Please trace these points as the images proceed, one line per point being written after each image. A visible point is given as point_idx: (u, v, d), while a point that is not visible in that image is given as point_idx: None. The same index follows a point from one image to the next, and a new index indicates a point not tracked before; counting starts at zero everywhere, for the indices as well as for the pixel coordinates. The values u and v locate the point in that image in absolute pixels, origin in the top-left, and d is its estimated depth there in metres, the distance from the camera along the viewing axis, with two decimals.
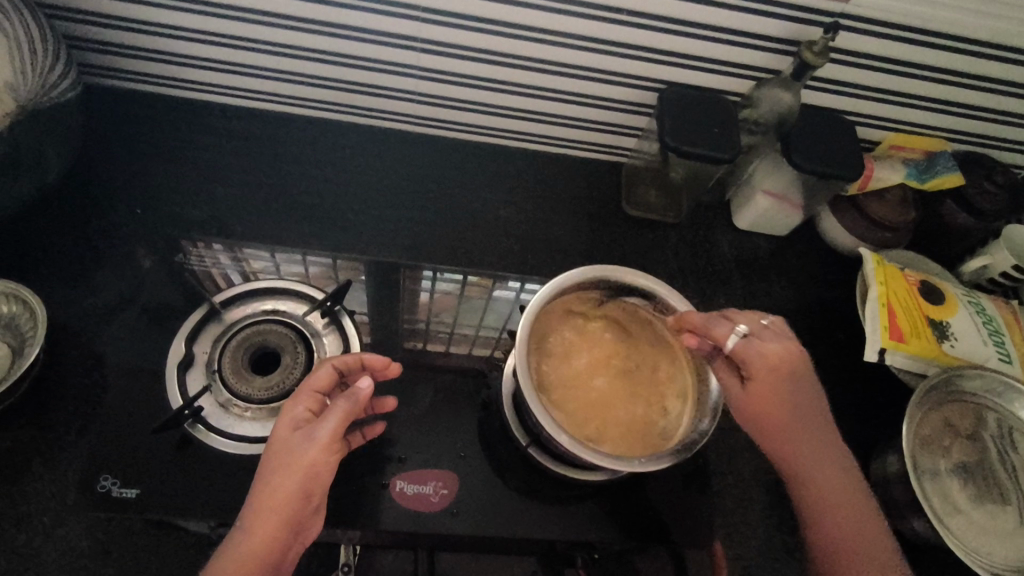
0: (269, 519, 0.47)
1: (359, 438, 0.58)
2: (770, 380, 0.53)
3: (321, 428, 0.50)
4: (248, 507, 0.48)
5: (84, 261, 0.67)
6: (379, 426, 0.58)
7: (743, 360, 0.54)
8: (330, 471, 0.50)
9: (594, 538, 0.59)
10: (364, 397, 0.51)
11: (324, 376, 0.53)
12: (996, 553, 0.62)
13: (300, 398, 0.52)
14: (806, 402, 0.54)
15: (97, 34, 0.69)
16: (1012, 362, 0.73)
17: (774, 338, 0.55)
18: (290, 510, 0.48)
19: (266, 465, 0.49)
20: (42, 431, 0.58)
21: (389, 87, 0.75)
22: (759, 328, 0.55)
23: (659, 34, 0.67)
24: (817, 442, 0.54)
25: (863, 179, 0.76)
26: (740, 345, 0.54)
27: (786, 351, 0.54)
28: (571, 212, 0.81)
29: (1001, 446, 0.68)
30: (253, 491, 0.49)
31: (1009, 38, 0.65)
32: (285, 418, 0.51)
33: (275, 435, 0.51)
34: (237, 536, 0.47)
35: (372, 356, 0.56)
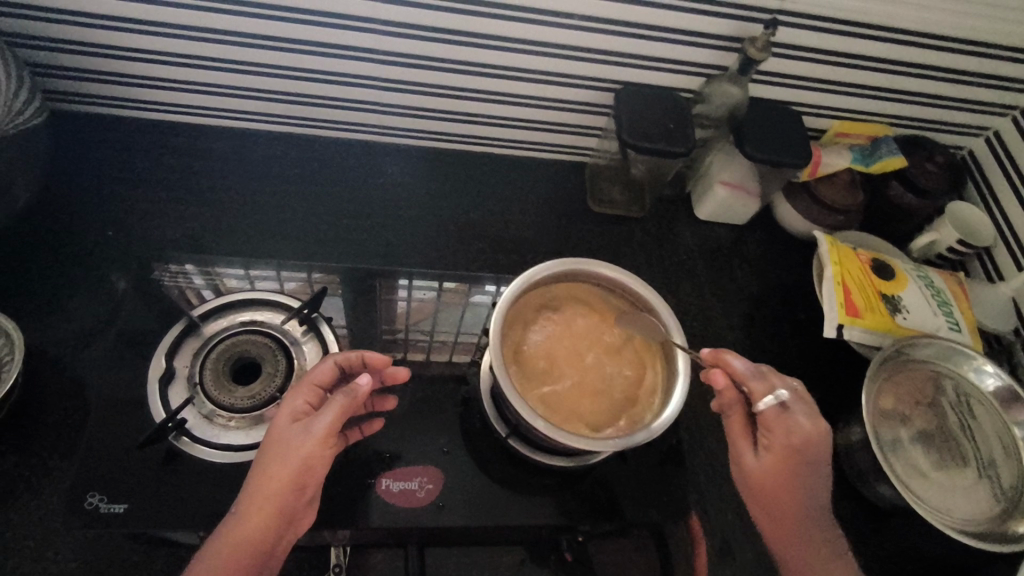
0: (262, 508, 0.48)
1: (356, 434, 0.60)
2: (787, 456, 0.55)
3: (318, 422, 0.51)
4: (244, 495, 0.50)
5: (58, 285, 0.68)
6: (376, 424, 0.60)
7: (767, 430, 0.56)
8: (325, 465, 0.51)
9: (578, 519, 0.61)
10: (363, 394, 0.52)
11: (325, 372, 0.55)
12: (956, 510, 0.66)
13: (300, 391, 0.54)
14: (814, 484, 0.56)
15: (60, 61, 0.70)
16: (961, 329, 0.77)
17: (805, 414, 0.56)
18: (283, 501, 0.49)
19: (262, 457, 0.51)
20: (26, 455, 0.58)
21: (354, 99, 0.77)
22: (796, 399, 0.57)
23: (611, 37, 0.70)
24: (812, 516, 0.56)
25: (812, 166, 0.80)
26: (771, 411, 0.56)
27: (814, 431, 0.55)
28: (540, 212, 0.84)
29: (954, 408, 0.72)
30: (249, 480, 0.50)
31: (935, 26, 0.70)
32: (285, 410, 0.53)
33: (275, 427, 0.52)
34: (231, 524, 0.49)
35: (374, 356, 0.58)
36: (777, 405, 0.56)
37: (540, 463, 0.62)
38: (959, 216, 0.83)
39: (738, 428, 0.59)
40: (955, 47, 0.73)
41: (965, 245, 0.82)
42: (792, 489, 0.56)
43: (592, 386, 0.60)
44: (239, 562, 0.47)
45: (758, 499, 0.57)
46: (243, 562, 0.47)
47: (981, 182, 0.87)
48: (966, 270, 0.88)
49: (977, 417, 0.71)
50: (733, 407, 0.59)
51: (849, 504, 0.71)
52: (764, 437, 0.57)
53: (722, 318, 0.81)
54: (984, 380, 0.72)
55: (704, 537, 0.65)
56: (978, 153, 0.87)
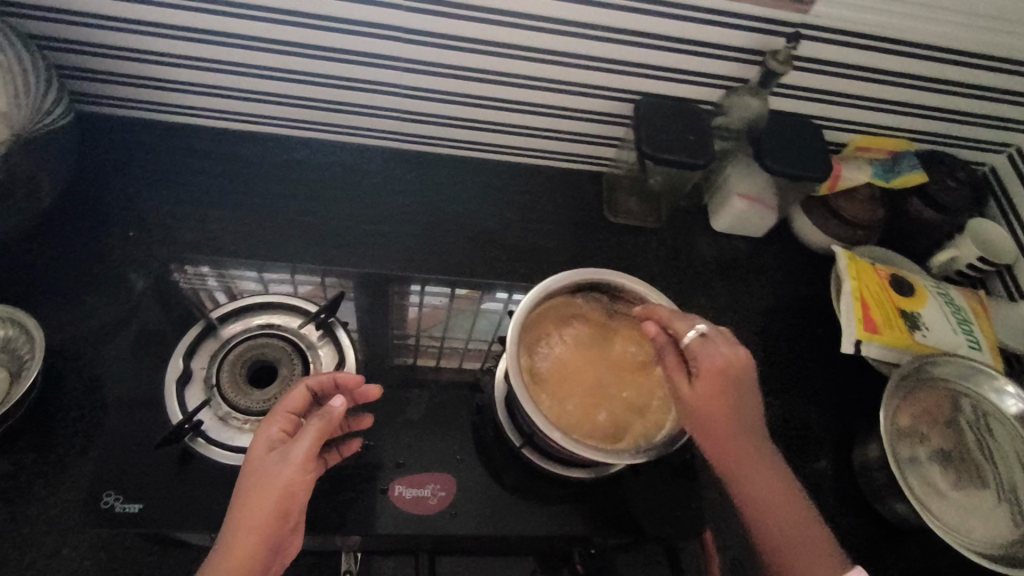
0: (247, 540, 0.47)
1: (336, 457, 0.58)
2: (718, 382, 0.53)
3: (296, 448, 0.50)
4: (225, 530, 0.48)
5: (79, 283, 0.69)
6: (355, 444, 0.58)
7: (694, 359, 0.54)
8: (307, 490, 0.50)
9: (590, 530, 0.60)
10: (338, 415, 0.52)
11: (298, 398, 0.54)
12: (974, 532, 0.65)
13: (273, 420, 0.52)
14: (748, 412, 0.54)
15: (87, 63, 0.71)
16: (981, 348, 0.76)
17: (726, 344, 0.55)
18: (267, 530, 0.48)
19: (241, 489, 0.49)
20: (44, 451, 0.59)
21: (373, 105, 0.77)
22: (715, 331, 0.55)
23: (632, 48, 0.70)
24: (753, 440, 0.54)
25: (833, 179, 0.80)
26: (694, 344, 0.55)
27: (737, 356, 0.54)
28: (555, 220, 0.83)
29: (974, 428, 0.71)
30: (229, 513, 0.48)
31: (959, 42, 0.70)
32: (260, 440, 0.52)
33: (250, 459, 0.51)
34: (214, 559, 0.47)
35: (346, 375, 0.56)
36: (699, 336, 0.55)
37: (553, 474, 0.61)
38: (980, 233, 0.83)
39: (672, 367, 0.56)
40: (979, 63, 0.72)
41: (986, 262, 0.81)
42: (727, 416, 0.53)
43: (605, 397, 0.59)
44: None
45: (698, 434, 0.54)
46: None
47: (1002, 199, 0.86)
48: (986, 287, 0.87)
49: (998, 438, 0.70)
50: (660, 350, 0.57)
51: (865, 523, 0.70)
52: (692, 368, 0.54)
53: (737, 330, 0.80)
54: (1005, 401, 0.71)
55: (717, 553, 0.64)
56: (1000, 169, 0.86)
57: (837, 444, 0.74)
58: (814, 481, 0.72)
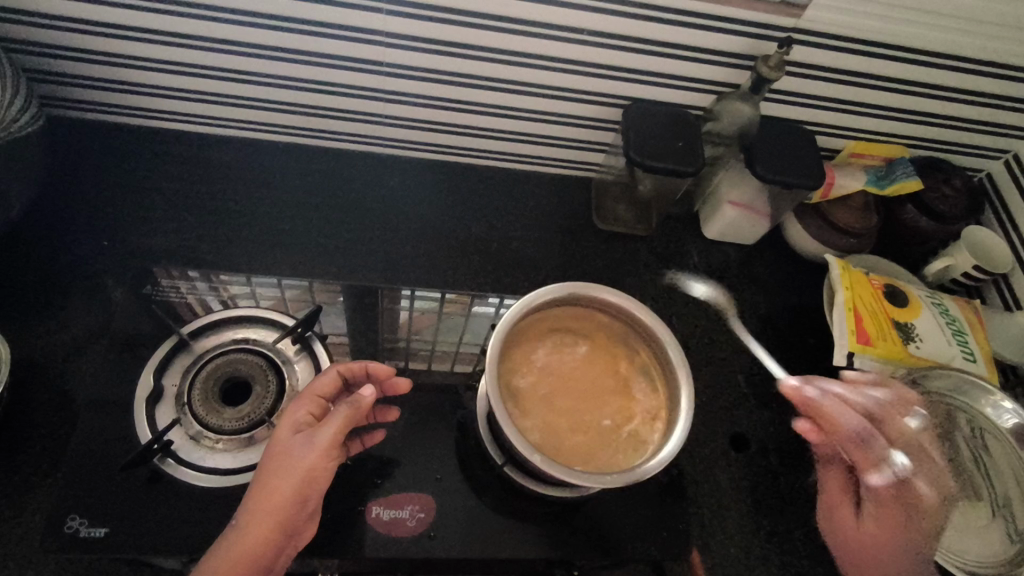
0: (264, 521, 0.48)
1: (358, 446, 0.59)
2: (878, 453, 0.63)
3: (321, 434, 0.50)
4: (244, 507, 0.49)
5: (51, 294, 0.67)
6: (379, 435, 0.59)
7: (859, 427, 0.64)
8: (326, 477, 0.50)
9: (572, 552, 0.59)
10: (366, 404, 0.52)
11: (329, 381, 0.54)
12: (964, 551, 0.64)
13: (302, 402, 0.53)
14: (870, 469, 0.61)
15: (58, 67, 0.68)
16: (976, 360, 0.75)
17: (861, 403, 0.63)
18: (286, 512, 0.49)
19: (265, 468, 0.50)
20: (8, 471, 0.57)
21: (357, 110, 0.75)
22: (848, 391, 0.64)
23: (621, 53, 0.68)
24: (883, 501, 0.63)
25: (825, 187, 0.78)
26: (831, 403, 0.62)
27: (871, 415, 0.62)
28: (544, 228, 0.82)
29: (969, 443, 0.69)
30: (253, 489, 0.49)
31: (956, 47, 0.68)
32: (287, 420, 0.52)
33: (277, 439, 0.51)
34: (230, 538, 0.48)
35: (378, 366, 0.57)
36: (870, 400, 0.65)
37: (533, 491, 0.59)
38: (976, 241, 0.81)
39: (825, 440, 0.64)
40: (977, 69, 0.70)
41: (982, 272, 0.79)
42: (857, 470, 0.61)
43: (591, 417, 0.58)
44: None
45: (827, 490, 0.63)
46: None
47: (999, 207, 0.84)
48: (982, 296, 0.86)
49: (993, 455, 0.68)
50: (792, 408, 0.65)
51: None
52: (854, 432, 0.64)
53: (728, 340, 0.78)
54: (1001, 417, 0.69)
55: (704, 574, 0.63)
56: (998, 176, 0.85)
57: None
58: None
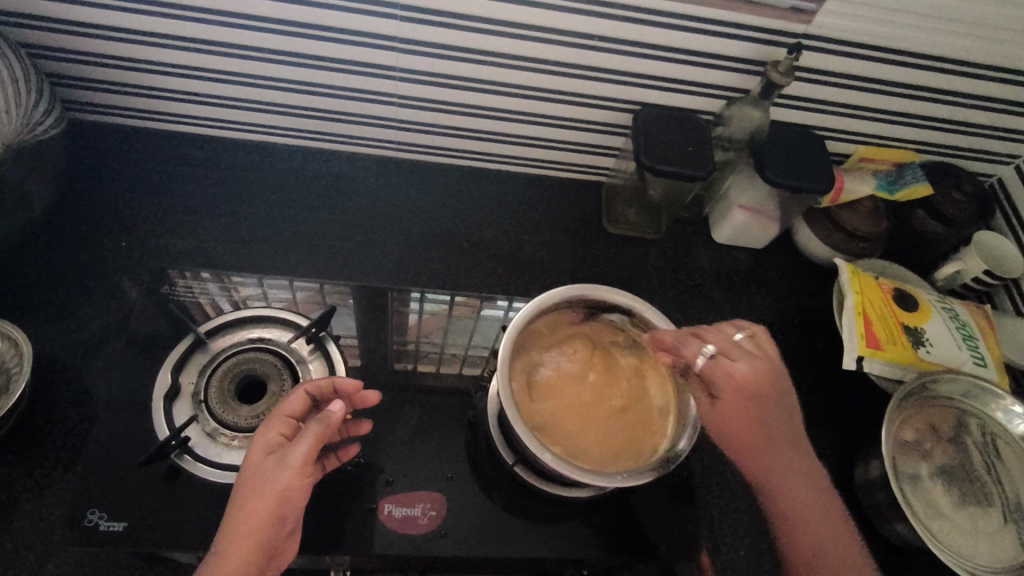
0: (243, 544, 0.47)
1: (335, 463, 0.58)
2: (741, 400, 0.55)
3: (294, 452, 0.50)
4: (222, 533, 0.48)
5: (70, 293, 0.68)
6: (353, 450, 0.58)
7: (711, 380, 0.56)
8: (303, 495, 0.50)
9: (582, 551, 0.59)
10: (336, 420, 0.52)
11: (297, 402, 0.54)
12: (979, 555, 0.63)
13: (272, 424, 0.53)
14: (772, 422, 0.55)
15: (80, 71, 0.70)
16: (987, 364, 0.75)
17: (746, 358, 0.55)
18: (264, 535, 0.48)
19: (239, 493, 0.49)
20: (29, 466, 0.58)
21: (369, 114, 0.76)
22: (730, 347, 0.56)
23: (631, 58, 0.69)
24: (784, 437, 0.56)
25: (835, 192, 0.78)
26: (708, 366, 0.55)
27: (755, 372, 0.55)
28: (554, 231, 0.82)
29: (980, 447, 0.69)
30: (228, 516, 0.49)
31: (966, 52, 0.68)
32: (257, 445, 0.52)
33: (249, 464, 0.51)
34: (210, 565, 0.46)
35: (345, 381, 0.57)
36: (710, 359, 0.56)
37: (544, 491, 0.60)
38: (987, 246, 0.81)
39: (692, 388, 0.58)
40: (987, 74, 0.71)
41: (993, 276, 0.79)
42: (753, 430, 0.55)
43: (600, 418, 0.58)
44: None
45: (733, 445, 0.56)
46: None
47: (1010, 212, 0.84)
48: (992, 301, 0.86)
49: (1004, 459, 0.68)
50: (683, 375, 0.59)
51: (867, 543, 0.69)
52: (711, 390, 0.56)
53: None
54: (1012, 421, 0.69)
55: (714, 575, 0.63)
56: (1008, 181, 0.85)
57: (838, 462, 0.73)
58: None
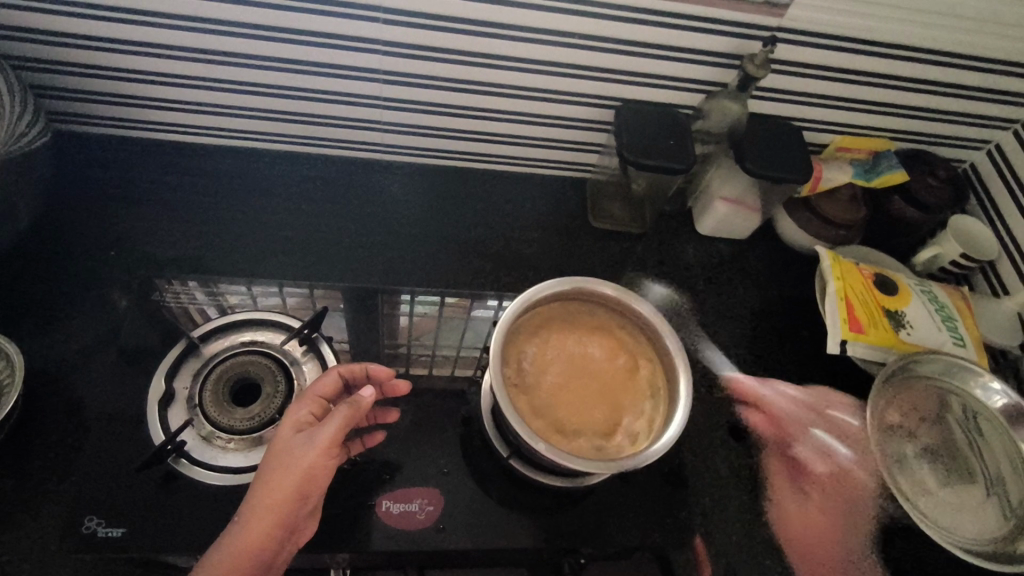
0: (265, 516, 0.48)
1: (358, 446, 0.60)
2: None
3: (322, 432, 0.51)
4: (246, 503, 0.49)
5: (59, 304, 0.68)
6: (380, 435, 0.61)
7: None
8: (327, 474, 0.51)
9: (579, 541, 0.60)
10: (366, 404, 0.53)
11: (330, 383, 0.57)
12: (964, 529, 0.65)
13: (304, 402, 0.54)
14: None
15: (63, 82, 0.70)
16: (966, 345, 0.76)
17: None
18: (286, 509, 0.49)
19: (265, 466, 0.50)
20: (24, 476, 0.58)
21: (354, 117, 0.77)
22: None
23: (611, 55, 0.70)
24: None
25: (813, 181, 0.80)
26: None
27: None
28: (540, 228, 0.83)
29: (962, 424, 0.71)
30: (253, 486, 0.50)
31: (934, 41, 0.70)
32: (288, 421, 0.53)
33: (278, 438, 0.52)
34: (232, 532, 0.48)
35: (377, 367, 0.60)
36: None
37: (539, 483, 0.61)
38: (962, 230, 0.83)
39: None
40: (956, 62, 0.73)
41: (969, 259, 0.81)
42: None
43: (593, 407, 0.60)
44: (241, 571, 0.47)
45: None
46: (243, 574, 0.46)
47: (984, 196, 0.86)
48: (970, 283, 0.88)
49: (985, 434, 0.70)
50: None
51: None
52: None
53: (724, 333, 0.80)
54: (990, 397, 0.71)
55: (709, 561, 0.64)
56: (980, 166, 0.87)
57: None
58: None
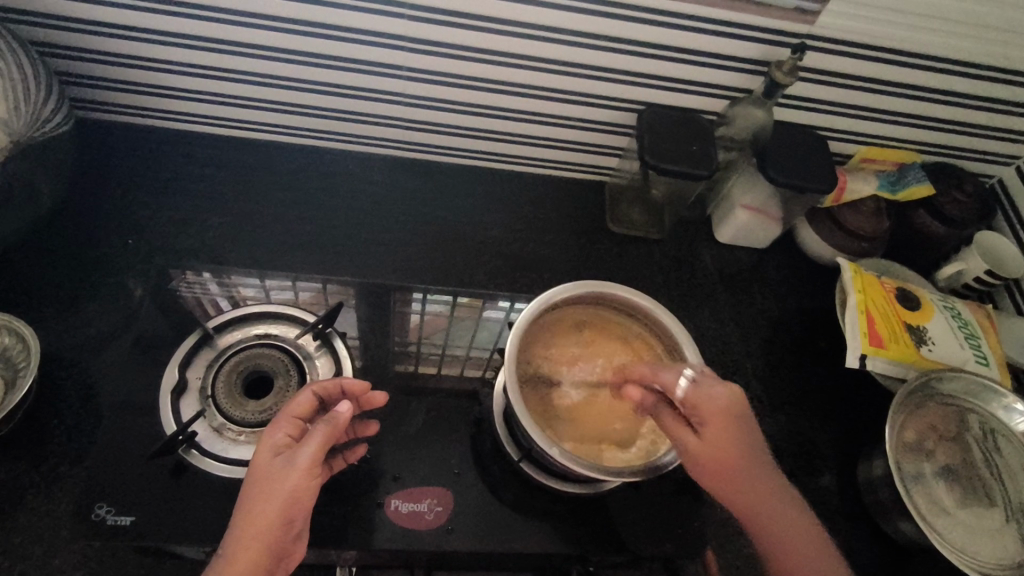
0: (251, 545, 0.46)
1: (341, 463, 0.58)
2: (722, 425, 0.51)
3: (302, 453, 0.49)
4: (229, 535, 0.47)
5: (76, 291, 0.68)
6: (361, 449, 0.59)
7: (693, 408, 0.52)
8: (311, 497, 0.49)
9: (588, 548, 0.59)
10: (343, 420, 0.51)
11: (304, 403, 0.54)
12: (983, 552, 0.63)
13: (279, 425, 0.52)
14: (758, 445, 0.51)
15: (88, 70, 0.70)
16: (989, 364, 0.75)
17: (718, 383, 0.53)
18: (272, 536, 0.47)
19: (246, 494, 0.48)
20: (36, 461, 0.58)
21: (375, 113, 0.77)
22: (703, 374, 0.54)
23: (636, 58, 0.70)
24: (763, 461, 0.51)
25: (837, 191, 0.79)
26: (689, 390, 0.52)
27: (733, 393, 0.52)
28: (558, 230, 0.83)
29: (982, 445, 0.70)
30: (234, 517, 0.48)
31: (967, 53, 0.69)
32: (265, 445, 0.51)
33: (256, 464, 0.50)
34: (217, 567, 0.46)
35: (352, 382, 0.57)
36: (691, 383, 0.53)
37: (549, 487, 0.60)
38: (987, 246, 0.82)
39: (672, 425, 0.54)
40: (987, 75, 0.71)
41: (994, 276, 0.80)
42: (743, 461, 0.50)
43: (607, 414, 0.59)
44: None
45: (720, 489, 0.51)
46: None
47: (1010, 212, 0.85)
48: (993, 300, 0.86)
49: (1005, 455, 0.69)
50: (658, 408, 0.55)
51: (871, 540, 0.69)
52: (693, 419, 0.52)
53: (741, 342, 0.79)
54: (1013, 418, 0.70)
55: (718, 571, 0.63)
56: (1008, 181, 0.85)
57: (842, 460, 0.73)
58: (817, 496, 0.70)
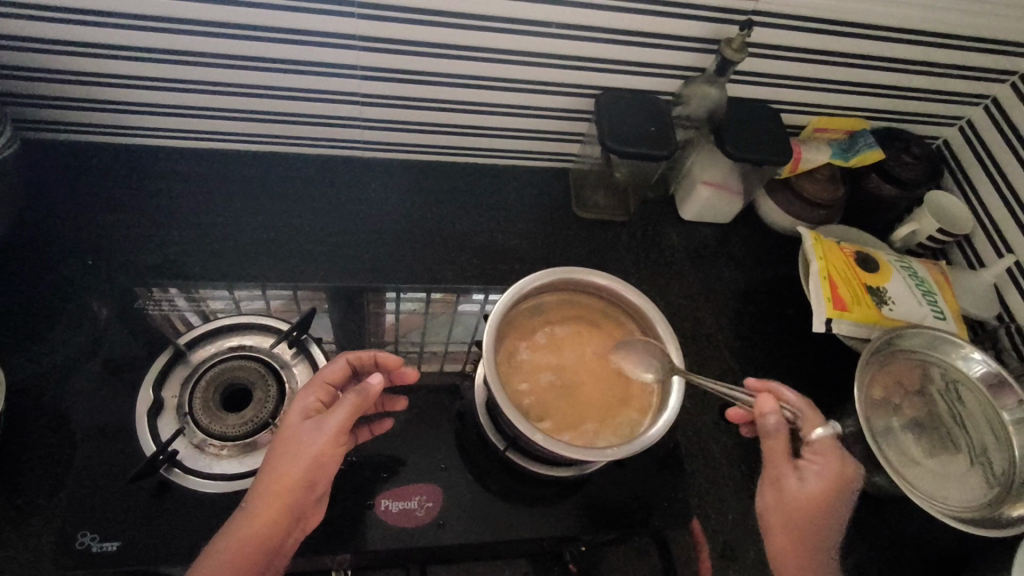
0: (272, 503, 0.48)
1: (367, 434, 0.61)
2: (837, 486, 0.56)
3: (330, 421, 0.51)
4: (254, 490, 0.49)
5: (37, 317, 0.66)
6: (386, 425, 0.61)
7: (820, 458, 0.57)
8: (334, 462, 0.51)
9: (577, 530, 0.60)
10: (375, 391, 0.52)
11: (337, 370, 0.56)
12: (953, 497, 0.67)
13: (313, 389, 0.54)
14: (842, 511, 0.58)
15: (30, 89, 0.68)
16: (946, 318, 0.78)
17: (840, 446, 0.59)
18: (293, 496, 0.49)
19: (275, 452, 0.51)
20: (11, 494, 0.57)
21: (332, 115, 0.76)
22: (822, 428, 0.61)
23: (589, 44, 0.70)
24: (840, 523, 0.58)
25: (793, 162, 0.81)
26: (827, 441, 0.58)
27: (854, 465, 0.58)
28: (525, 219, 0.83)
29: (944, 395, 0.73)
30: (260, 474, 0.50)
31: (906, 21, 0.71)
32: (296, 408, 0.53)
33: (287, 424, 0.52)
34: (238, 519, 0.48)
35: (387, 357, 0.58)
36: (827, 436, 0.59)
37: (535, 474, 0.61)
38: (938, 205, 0.85)
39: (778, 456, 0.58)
40: (927, 41, 0.74)
41: (946, 234, 0.83)
42: (827, 516, 0.56)
43: (588, 396, 0.60)
44: (248, 557, 0.47)
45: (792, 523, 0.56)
46: (248, 561, 0.47)
47: (958, 172, 0.88)
48: (947, 257, 0.90)
49: (966, 403, 0.72)
50: None
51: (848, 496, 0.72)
52: (817, 467, 0.57)
53: (711, 316, 0.81)
54: (971, 367, 0.73)
55: (706, 540, 0.65)
56: (953, 142, 0.89)
57: None
58: None
